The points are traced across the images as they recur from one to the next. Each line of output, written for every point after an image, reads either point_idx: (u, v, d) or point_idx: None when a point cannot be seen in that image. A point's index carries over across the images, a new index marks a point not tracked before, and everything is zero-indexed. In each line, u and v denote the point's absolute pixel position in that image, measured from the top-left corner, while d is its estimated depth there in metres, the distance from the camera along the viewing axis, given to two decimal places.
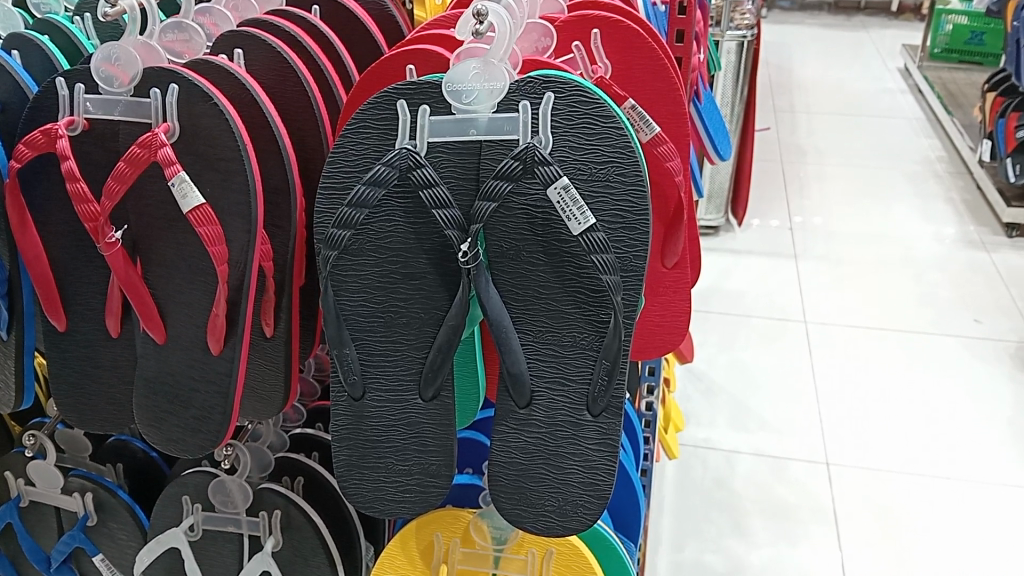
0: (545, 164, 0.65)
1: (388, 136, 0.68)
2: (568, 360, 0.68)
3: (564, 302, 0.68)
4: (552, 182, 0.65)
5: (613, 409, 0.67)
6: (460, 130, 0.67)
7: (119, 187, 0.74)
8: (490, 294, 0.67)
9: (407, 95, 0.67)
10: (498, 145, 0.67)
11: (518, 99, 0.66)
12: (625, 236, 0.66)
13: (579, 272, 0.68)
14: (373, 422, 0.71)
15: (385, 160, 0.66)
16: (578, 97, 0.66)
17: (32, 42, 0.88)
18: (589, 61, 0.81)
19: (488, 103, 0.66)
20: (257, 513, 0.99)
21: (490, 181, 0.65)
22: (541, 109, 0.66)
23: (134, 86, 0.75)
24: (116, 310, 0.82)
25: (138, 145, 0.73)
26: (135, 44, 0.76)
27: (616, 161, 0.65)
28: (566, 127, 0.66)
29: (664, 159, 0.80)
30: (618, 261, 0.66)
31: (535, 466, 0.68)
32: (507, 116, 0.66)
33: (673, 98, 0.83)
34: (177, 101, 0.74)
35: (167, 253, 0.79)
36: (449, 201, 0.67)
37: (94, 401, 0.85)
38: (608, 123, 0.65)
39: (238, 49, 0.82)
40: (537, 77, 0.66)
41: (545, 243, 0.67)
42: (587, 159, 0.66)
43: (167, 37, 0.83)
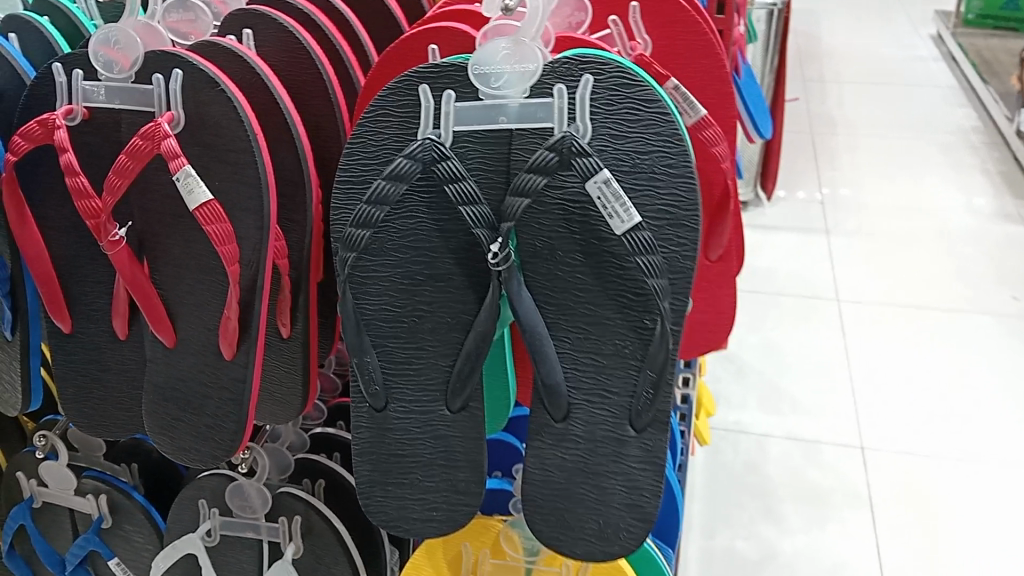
0: (583, 155, 0.59)
1: (408, 125, 0.62)
2: (610, 371, 0.62)
3: (604, 307, 0.62)
4: (591, 175, 0.59)
5: (660, 424, 0.61)
6: (489, 118, 0.61)
7: (121, 182, 0.68)
8: (522, 297, 0.62)
9: (431, 79, 0.61)
10: (530, 133, 0.61)
11: (552, 82, 0.60)
12: (671, 234, 0.60)
13: (621, 274, 0.62)
14: (396, 434, 0.66)
15: (407, 152, 0.60)
16: (619, 80, 0.59)
17: (32, 24, 0.82)
18: (628, 38, 0.75)
19: (518, 87, 0.60)
20: (276, 519, 0.95)
21: (522, 175, 0.60)
22: (579, 93, 0.60)
23: (135, 71, 0.69)
24: (123, 310, 0.77)
25: (141, 136, 0.67)
26: (136, 26, 0.71)
27: (663, 150, 0.59)
28: (605, 113, 0.60)
29: (710, 145, 0.74)
30: (664, 263, 0.60)
31: (574, 485, 0.63)
32: (540, 102, 0.60)
33: (719, 76, 0.76)
34: (182, 87, 0.68)
35: (174, 250, 0.73)
36: (478, 197, 0.61)
37: (101, 406, 0.80)
38: (652, 108, 0.59)
39: (247, 29, 0.76)
40: (572, 57, 0.60)
41: (584, 243, 0.62)
42: (631, 149, 0.60)
43: (171, 17, 0.77)
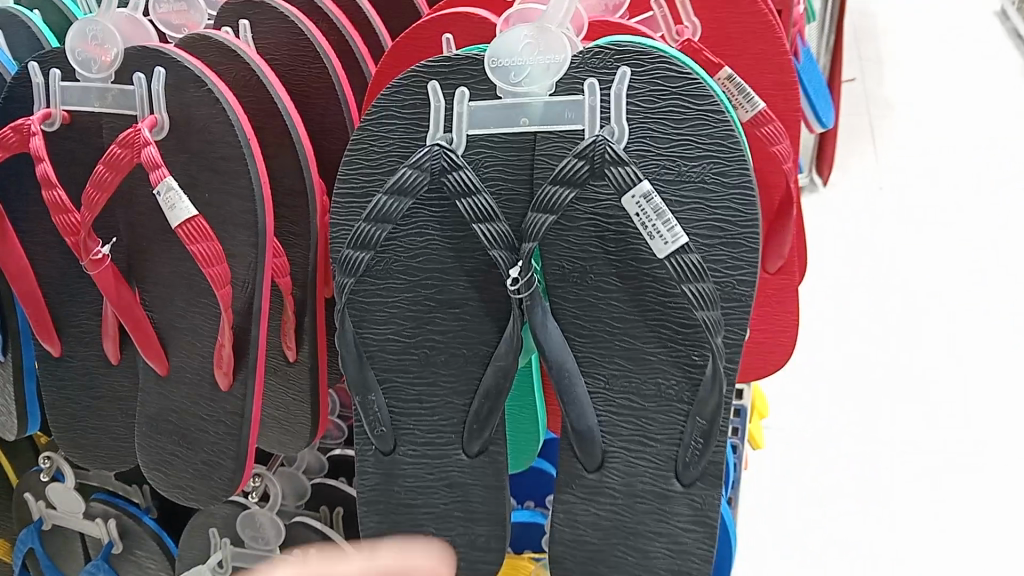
0: (618, 163, 0.51)
1: (415, 131, 0.55)
2: (653, 415, 0.54)
3: (644, 339, 0.54)
4: (628, 188, 0.51)
5: (711, 478, 0.53)
6: (508, 120, 0.53)
7: (98, 196, 0.61)
8: (547, 326, 0.54)
9: (440, 75, 0.53)
10: (556, 137, 0.53)
11: (582, 76, 0.52)
12: (723, 255, 0.52)
13: (664, 302, 0.54)
14: (406, 481, 0.58)
15: (412, 162, 0.52)
16: (662, 72, 0.51)
17: (17, 17, 0.75)
18: (674, 21, 0.65)
19: (543, 82, 0.52)
20: (291, 551, 0.88)
21: (546, 188, 0.52)
22: (614, 90, 0.51)
23: (115, 69, 0.62)
24: (112, 333, 0.69)
25: (119, 144, 0.60)
26: (118, 19, 0.63)
27: (714, 156, 0.51)
28: (645, 113, 0.51)
29: (771, 142, 0.64)
30: (716, 290, 0.51)
31: (610, 548, 0.55)
32: (568, 101, 0.52)
33: (779, 64, 0.66)
34: (165, 87, 0.60)
35: (165, 269, 0.66)
36: (495, 212, 0.53)
37: (95, 435, 0.74)
38: (702, 105, 0.51)
39: (243, 20, 0.68)
40: (607, 46, 0.51)
41: (621, 265, 0.54)
42: (676, 155, 0.51)
43: (162, 8, 0.70)
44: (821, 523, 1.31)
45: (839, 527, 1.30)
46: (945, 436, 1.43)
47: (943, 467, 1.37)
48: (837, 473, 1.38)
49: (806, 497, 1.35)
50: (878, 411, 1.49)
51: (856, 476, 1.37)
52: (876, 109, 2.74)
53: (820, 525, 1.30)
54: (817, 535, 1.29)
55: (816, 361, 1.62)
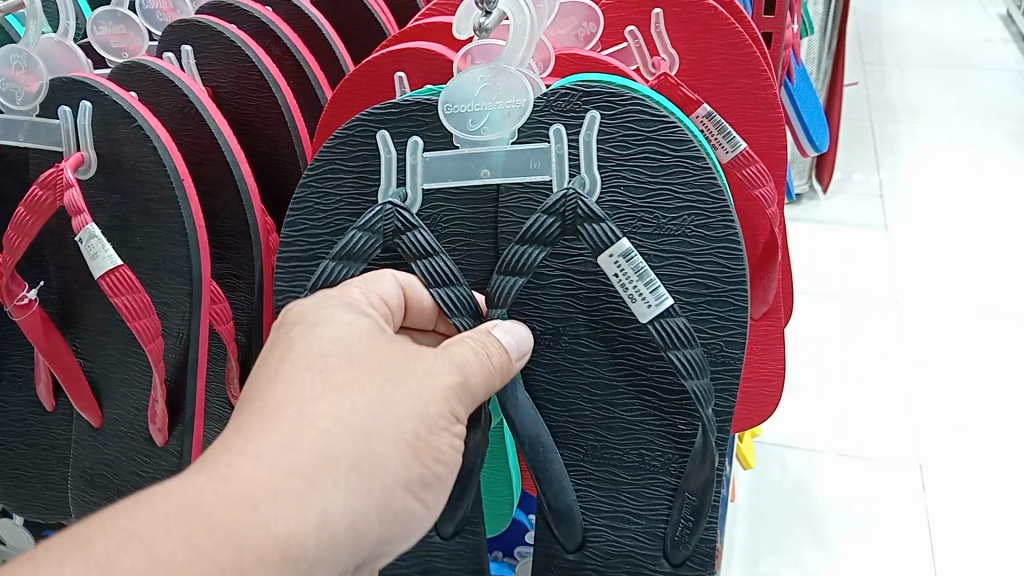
0: (593, 219, 0.48)
1: (365, 182, 0.51)
2: (634, 488, 0.53)
3: (626, 407, 0.53)
4: (607, 247, 0.48)
5: (701, 558, 0.52)
6: (467, 172, 0.49)
7: (20, 240, 0.56)
8: (518, 400, 0.51)
9: (389, 124, 0.49)
10: (522, 188, 0.49)
11: (549, 124, 0.48)
12: (709, 319, 0.50)
13: (645, 369, 0.52)
14: None
15: (360, 223, 0.49)
16: (637, 115, 0.48)
17: None
18: (649, 53, 0.60)
19: (505, 129, 0.48)
20: None
21: (513, 247, 0.49)
22: (582, 136, 0.48)
23: (41, 99, 0.57)
24: (45, 378, 0.65)
25: (40, 185, 0.55)
26: (49, 45, 0.59)
27: (694, 208, 0.48)
28: (618, 160, 0.48)
29: (753, 185, 0.59)
30: (705, 356, 0.50)
31: None
32: (532, 149, 0.48)
33: (765, 98, 0.60)
34: (91, 122, 0.56)
35: (98, 314, 0.61)
36: (456, 275, 0.49)
37: (32, 484, 0.69)
38: (681, 151, 0.48)
39: (185, 46, 0.63)
40: (574, 86, 0.47)
41: (598, 326, 0.52)
42: (654, 209, 0.49)
43: (101, 31, 0.65)
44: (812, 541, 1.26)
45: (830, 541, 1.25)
46: (936, 459, 1.38)
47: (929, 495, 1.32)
48: (820, 496, 1.34)
49: (787, 519, 1.31)
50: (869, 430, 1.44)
51: (839, 499, 1.33)
52: (881, 114, 2.67)
53: (800, 549, 1.25)
54: (796, 560, 1.24)
55: (810, 377, 1.56)
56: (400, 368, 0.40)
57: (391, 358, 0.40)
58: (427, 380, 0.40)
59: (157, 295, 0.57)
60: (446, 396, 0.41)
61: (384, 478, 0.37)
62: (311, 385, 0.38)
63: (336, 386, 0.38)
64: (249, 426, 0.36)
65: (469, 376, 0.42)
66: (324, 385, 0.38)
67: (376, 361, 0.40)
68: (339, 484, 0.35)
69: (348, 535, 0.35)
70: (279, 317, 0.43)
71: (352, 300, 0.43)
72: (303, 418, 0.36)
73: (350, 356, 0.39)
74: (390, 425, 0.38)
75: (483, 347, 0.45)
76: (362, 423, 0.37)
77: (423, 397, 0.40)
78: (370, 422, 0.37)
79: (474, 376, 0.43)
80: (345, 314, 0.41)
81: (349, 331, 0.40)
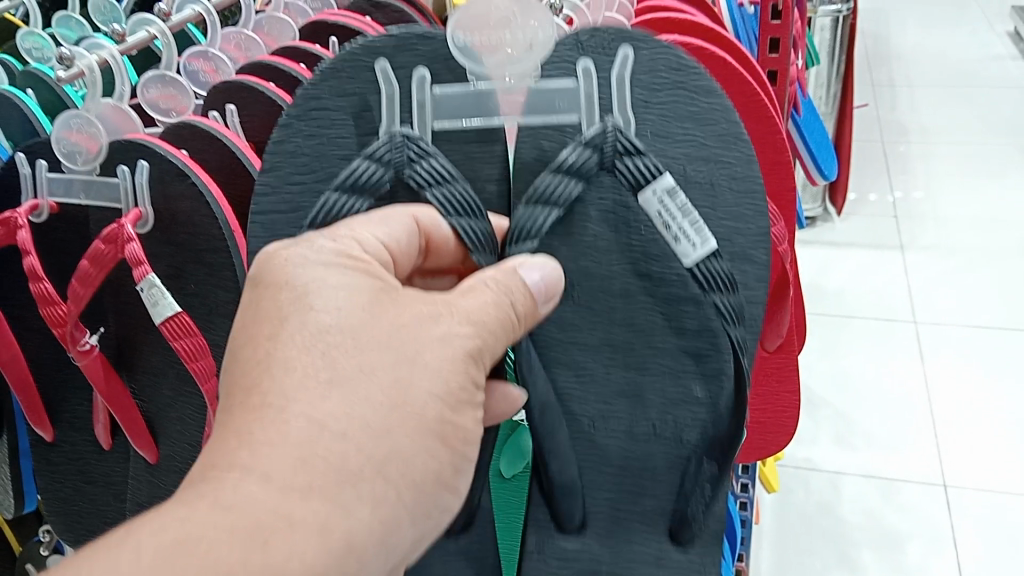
0: (631, 154, 0.57)
1: (366, 111, 0.58)
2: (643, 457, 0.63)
3: (657, 364, 0.62)
4: (653, 181, 0.57)
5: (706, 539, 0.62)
6: (476, 102, 0.57)
7: (84, 290, 0.61)
8: (529, 351, 0.59)
9: (390, 54, 0.57)
10: (551, 126, 0.59)
11: (576, 57, 0.58)
12: (744, 275, 0.59)
13: (673, 319, 0.62)
14: None
15: (373, 154, 0.55)
16: (671, 62, 0.58)
17: (12, 101, 0.76)
18: None
19: (514, 66, 0.56)
20: None
21: (555, 183, 0.57)
22: (615, 71, 0.58)
23: (102, 161, 0.62)
24: (103, 418, 0.68)
25: (102, 240, 0.59)
26: (105, 109, 0.63)
27: (722, 156, 0.59)
28: (646, 102, 0.59)
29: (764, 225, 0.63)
30: (737, 309, 0.57)
31: None
32: (558, 89, 0.58)
33: (773, 143, 0.65)
34: (149, 180, 0.60)
35: (152, 357, 0.65)
36: (466, 196, 0.55)
37: (88, 520, 0.73)
38: (709, 98, 0.58)
39: (230, 104, 0.68)
40: (611, 29, 0.58)
41: (633, 263, 0.62)
42: (682, 150, 0.59)
43: (151, 92, 0.70)
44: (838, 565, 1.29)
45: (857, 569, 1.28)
46: (959, 477, 1.40)
47: (953, 514, 1.34)
48: (845, 517, 1.36)
49: (813, 541, 1.33)
50: (891, 450, 1.46)
51: (864, 520, 1.35)
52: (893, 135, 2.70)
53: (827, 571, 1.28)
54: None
55: (830, 399, 1.58)
56: (415, 341, 0.41)
57: (404, 330, 0.41)
58: (444, 351, 0.42)
59: (209, 338, 0.62)
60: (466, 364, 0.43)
61: (408, 466, 0.40)
62: (324, 378, 0.39)
63: (345, 383, 0.39)
64: (262, 435, 0.37)
65: (488, 339, 0.44)
66: (327, 383, 0.39)
67: (391, 337, 0.41)
68: (365, 495, 0.38)
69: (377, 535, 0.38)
70: (250, 280, 0.43)
71: (339, 247, 0.43)
72: (316, 425, 0.38)
73: (360, 336, 0.40)
74: (410, 420, 0.40)
75: (507, 301, 0.45)
76: (376, 424, 0.39)
77: (439, 375, 0.41)
78: (388, 419, 0.39)
79: (493, 340, 0.44)
80: (342, 275, 0.42)
81: (359, 301, 0.41)
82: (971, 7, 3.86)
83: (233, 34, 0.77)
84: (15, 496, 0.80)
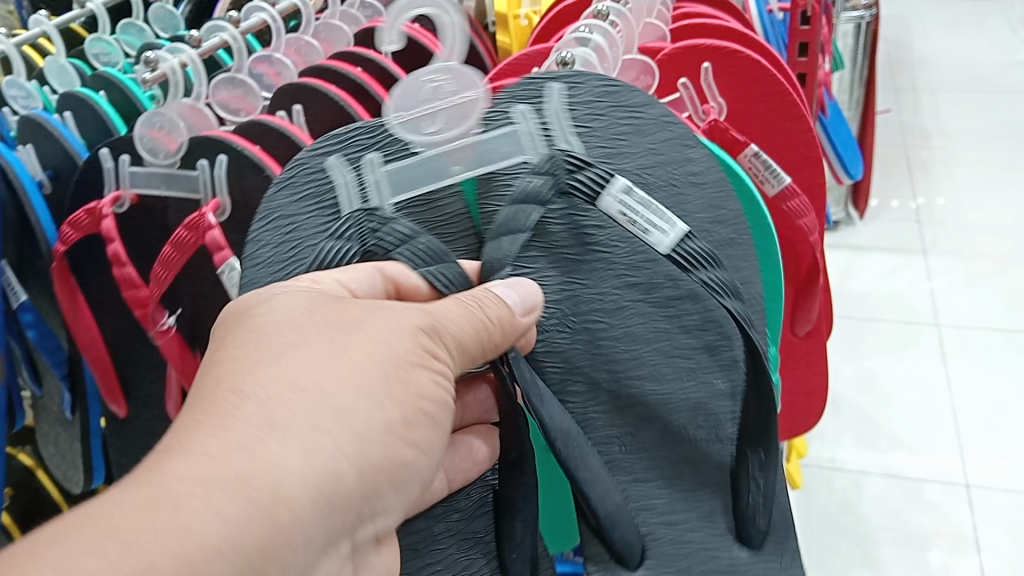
0: (580, 170, 0.56)
1: (325, 204, 0.56)
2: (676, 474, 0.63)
3: (676, 354, 0.62)
4: (611, 185, 0.56)
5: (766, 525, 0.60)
6: (428, 169, 0.56)
7: (166, 274, 0.66)
8: (543, 401, 0.54)
9: (336, 150, 0.55)
10: (499, 171, 0.57)
11: (510, 104, 0.57)
12: (730, 246, 0.61)
13: (680, 318, 0.62)
14: None
15: (335, 232, 0.54)
16: (601, 90, 0.59)
17: (86, 101, 0.81)
18: (700, 101, 0.68)
19: (461, 123, 0.55)
20: None
21: (528, 211, 0.56)
22: (547, 102, 0.58)
23: (181, 156, 0.67)
24: (176, 397, 0.74)
25: (185, 228, 0.64)
26: (183, 108, 0.69)
27: (683, 159, 0.60)
28: (590, 130, 0.59)
29: (797, 215, 0.67)
30: (723, 285, 0.56)
31: None
32: (502, 134, 0.56)
33: (804, 139, 0.69)
34: (227, 173, 0.65)
35: None
36: (428, 244, 0.54)
37: None
38: (649, 115, 0.60)
39: (297, 105, 0.73)
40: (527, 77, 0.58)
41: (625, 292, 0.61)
42: (663, 173, 0.59)
43: (221, 93, 0.75)
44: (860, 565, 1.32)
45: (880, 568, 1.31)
46: (982, 479, 1.42)
47: (976, 514, 1.37)
48: (868, 517, 1.39)
49: (836, 541, 1.37)
50: (914, 452, 1.49)
51: (886, 520, 1.38)
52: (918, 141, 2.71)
53: (849, 570, 1.32)
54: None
55: (853, 400, 1.61)
56: (365, 324, 0.46)
57: (349, 320, 0.46)
58: (388, 331, 0.46)
59: None
60: (416, 337, 0.47)
61: (354, 431, 0.43)
62: (281, 371, 0.43)
63: (276, 361, 0.43)
64: (195, 417, 0.41)
65: (439, 320, 0.48)
66: (262, 364, 0.43)
67: (335, 329, 0.45)
68: (294, 448, 0.40)
69: (316, 485, 0.41)
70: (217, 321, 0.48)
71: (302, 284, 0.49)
72: (243, 397, 0.41)
73: (308, 329, 0.45)
74: (347, 377, 0.43)
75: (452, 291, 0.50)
76: (319, 401, 0.43)
77: (383, 350, 0.45)
78: (327, 397, 0.43)
79: (450, 321, 0.48)
80: (294, 293, 0.47)
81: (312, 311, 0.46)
82: (993, 13, 3.87)
83: (294, 40, 0.83)
84: (87, 472, 0.85)
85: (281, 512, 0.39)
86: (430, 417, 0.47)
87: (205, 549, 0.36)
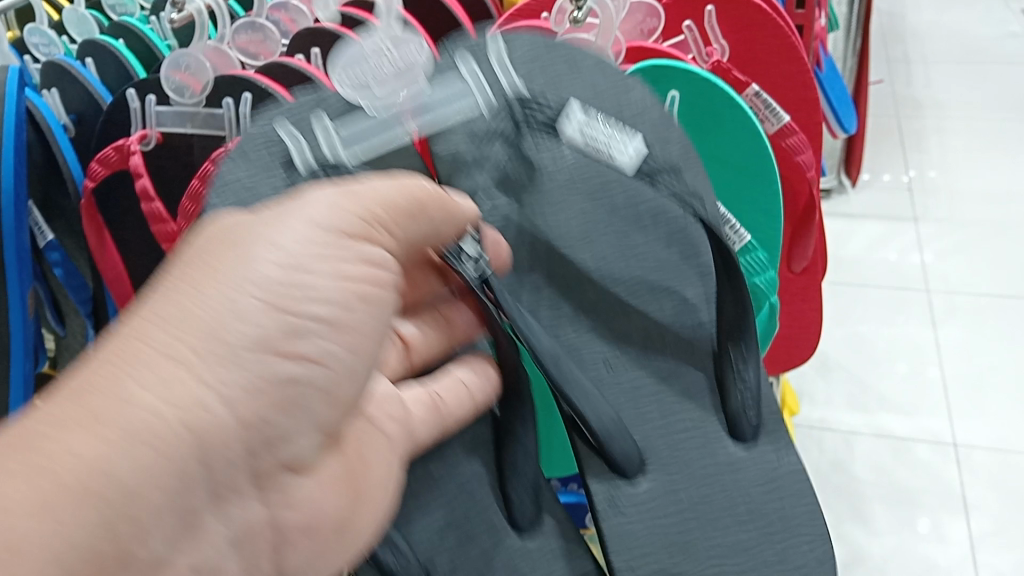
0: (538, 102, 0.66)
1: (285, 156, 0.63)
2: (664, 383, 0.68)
3: (649, 258, 0.70)
4: (569, 114, 0.66)
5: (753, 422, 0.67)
6: (381, 122, 0.64)
7: (194, 207, 0.68)
8: (526, 320, 0.60)
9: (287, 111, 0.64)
10: (460, 116, 0.66)
11: (450, 59, 0.66)
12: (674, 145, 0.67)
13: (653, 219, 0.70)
14: None
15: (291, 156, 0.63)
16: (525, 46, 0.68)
17: (106, 48, 0.83)
18: (703, 43, 0.72)
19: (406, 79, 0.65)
20: None
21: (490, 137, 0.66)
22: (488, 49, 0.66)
23: (205, 95, 0.71)
24: None
25: (211, 161, 0.67)
26: (207, 51, 0.73)
27: (615, 100, 0.67)
28: (527, 69, 0.67)
29: (795, 152, 0.71)
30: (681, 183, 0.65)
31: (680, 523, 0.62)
32: (449, 87, 0.66)
33: (802, 81, 0.72)
34: (250, 110, 0.69)
35: None
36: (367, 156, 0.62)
37: None
38: (578, 63, 0.68)
39: (314, 49, 0.76)
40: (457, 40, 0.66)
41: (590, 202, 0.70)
42: (609, 103, 0.67)
43: (241, 37, 0.78)
44: (847, 518, 1.37)
45: (866, 522, 1.36)
46: (970, 438, 1.47)
47: (963, 472, 1.42)
48: (857, 473, 1.44)
49: (827, 496, 1.41)
50: (905, 413, 1.53)
51: (875, 477, 1.43)
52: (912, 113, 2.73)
53: (841, 524, 1.36)
54: (838, 534, 1.35)
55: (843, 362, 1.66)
56: (245, 239, 0.44)
57: (235, 244, 0.43)
58: (274, 238, 0.44)
59: None
60: (308, 240, 0.44)
61: (236, 351, 0.40)
62: (152, 312, 0.40)
63: (140, 303, 0.41)
64: (56, 380, 0.39)
65: (343, 211, 0.47)
66: (128, 312, 0.41)
67: (217, 259, 0.43)
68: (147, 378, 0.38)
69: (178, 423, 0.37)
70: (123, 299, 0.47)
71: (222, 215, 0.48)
72: (107, 336, 0.39)
73: (182, 274, 0.42)
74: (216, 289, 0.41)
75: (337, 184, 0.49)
76: (193, 329, 0.40)
77: (272, 265, 0.43)
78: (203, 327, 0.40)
79: (341, 215, 0.46)
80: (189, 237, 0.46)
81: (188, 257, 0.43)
82: None
83: None
84: None
85: (122, 459, 0.35)
86: (327, 327, 0.44)
87: (82, 481, 0.34)
